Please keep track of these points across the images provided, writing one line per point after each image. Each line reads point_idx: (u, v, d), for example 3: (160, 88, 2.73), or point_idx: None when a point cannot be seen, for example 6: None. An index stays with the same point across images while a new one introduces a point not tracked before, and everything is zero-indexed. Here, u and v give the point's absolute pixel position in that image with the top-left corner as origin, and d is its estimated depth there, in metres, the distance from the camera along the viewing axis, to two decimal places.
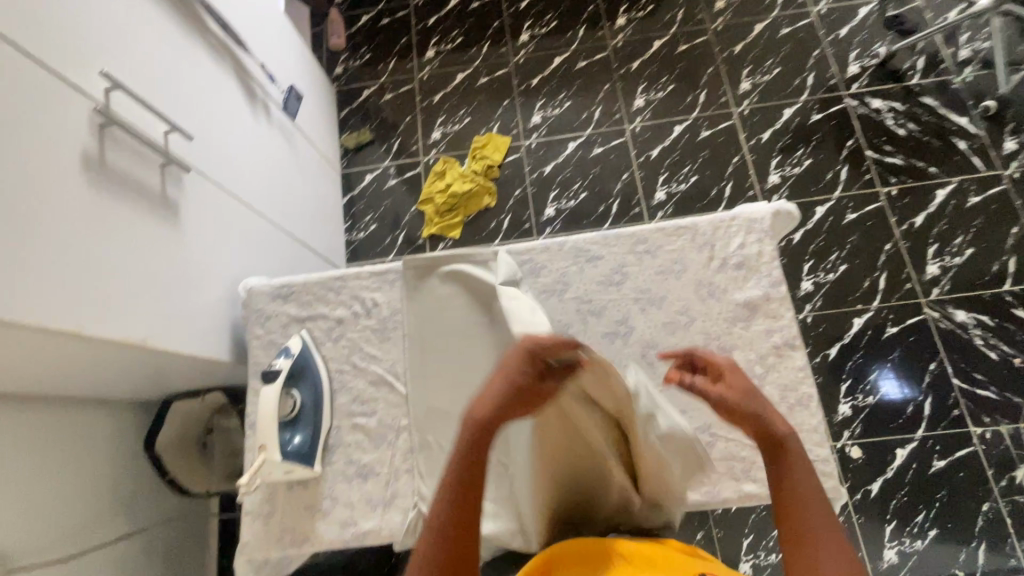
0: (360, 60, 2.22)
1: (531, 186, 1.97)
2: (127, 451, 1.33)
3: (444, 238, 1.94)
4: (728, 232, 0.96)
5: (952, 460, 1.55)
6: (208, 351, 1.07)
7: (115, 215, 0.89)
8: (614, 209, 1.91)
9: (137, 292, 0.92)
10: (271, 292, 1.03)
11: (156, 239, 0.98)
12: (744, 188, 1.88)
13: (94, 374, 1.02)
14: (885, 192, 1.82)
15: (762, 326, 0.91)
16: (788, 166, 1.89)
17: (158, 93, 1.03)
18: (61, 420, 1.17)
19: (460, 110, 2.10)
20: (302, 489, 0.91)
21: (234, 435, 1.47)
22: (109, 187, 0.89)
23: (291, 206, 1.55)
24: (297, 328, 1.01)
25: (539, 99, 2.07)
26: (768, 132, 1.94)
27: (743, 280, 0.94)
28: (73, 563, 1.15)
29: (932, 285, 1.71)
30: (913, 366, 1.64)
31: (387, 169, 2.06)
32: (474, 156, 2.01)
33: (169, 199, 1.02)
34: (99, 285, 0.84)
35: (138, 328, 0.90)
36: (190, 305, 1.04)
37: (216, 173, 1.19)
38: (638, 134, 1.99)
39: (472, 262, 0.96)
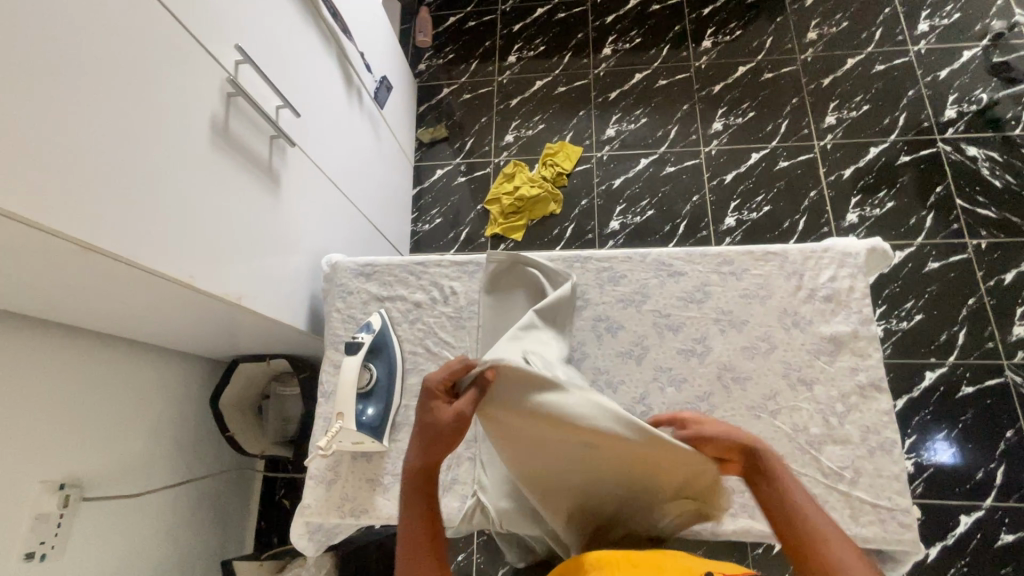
0: (444, 59, 2.29)
1: (599, 198, 1.97)
2: (193, 403, 1.40)
3: (506, 239, 1.97)
4: (819, 262, 0.94)
5: (1023, 536, 1.45)
6: (289, 316, 1.12)
7: (228, 178, 0.95)
8: (680, 229, 1.89)
9: (238, 252, 0.97)
10: (355, 269, 1.07)
11: (258, 205, 1.04)
12: (819, 224, 1.83)
13: (185, 324, 1.08)
14: (973, 244, 1.73)
15: (848, 363, 0.89)
16: (868, 206, 1.83)
17: (277, 71, 1.10)
18: (142, 365, 1.24)
19: (535, 116, 2.14)
20: (366, 462, 0.94)
21: (289, 403, 1.50)
22: (228, 152, 0.95)
23: (370, 190, 1.61)
24: (376, 306, 1.05)
25: (615, 113, 2.08)
26: (851, 169, 1.88)
27: (831, 314, 0.91)
28: (135, 501, 1.22)
29: (1017, 347, 1.61)
30: (987, 431, 1.55)
31: (458, 166, 2.11)
32: (546, 162, 2.03)
33: (274, 170, 1.09)
34: (208, 240, 0.90)
35: (235, 285, 0.96)
36: (277, 272, 1.09)
37: (315, 151, 1.25)
38: (713, 157, 1.96)
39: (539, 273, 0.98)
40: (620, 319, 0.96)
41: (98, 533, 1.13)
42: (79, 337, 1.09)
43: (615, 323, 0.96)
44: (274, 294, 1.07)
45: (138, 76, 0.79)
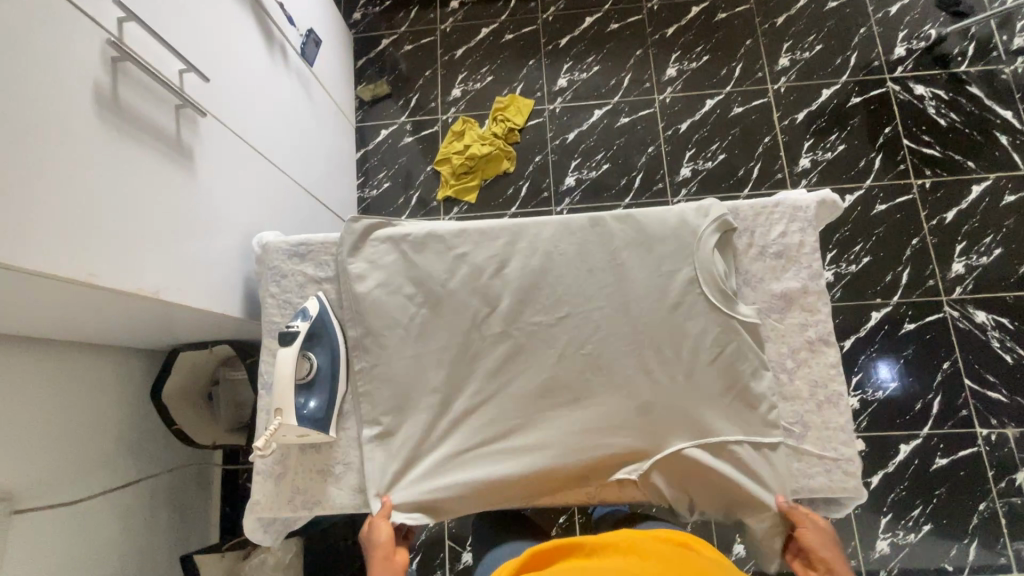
0: (380, 6, 2.10)
1: (553, 153, 1.89)
2: (133, 399, 1.32)
3: (459, 201, 1.88)
4: (770, 218, 0.92)
5: (954, 459, 1.56)
6: (220, 305, 1.04)
7: (128, 159, 0.85)
8: (636, 182, 1.84)
9: (148, 241, 0.87)
10: (288, 249, 0.99)
11: (170, 187, 0.93)
12: (773, 170, 1.82)
13: (99, 320, 0.98)
14: (918, 184, 1.76)
15: (797, 319, 0.88)
16: (820, 150, 1.82)
17: (173, 28, 0.96)
18: (65, 365, 1.15)
19: (482, 67, 2.01)
20: (315, 452, 0.90)
21: (241, 389, 1.47)
22: (120, 128, 0.83)
23: (306, 158, 1.49)
24: (315, 289, 0.98)
25: (567, 61, 1.98)
26: (803, 113, 1.86)
27: (781, 270, 0.90)
28: (79, 506, 1.16)
29: (955, 284, 1.68)
30: (926, 365, 1.63)
31: (403, 125, 1.98)
32: (496, 117, 1.93)
33: (185, 145, 0.97)
34: (109, 231, 0.80)
35: (150, 278, 0.87)
36: (204, 259, 1.00)
37: (233, 120, 1.12)
38: (668, 105, 1.91)
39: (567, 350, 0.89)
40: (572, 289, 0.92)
41: (41, 543, 1.07)
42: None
43: (568, 290, 0.91)
44: (202, 284, 0.99)
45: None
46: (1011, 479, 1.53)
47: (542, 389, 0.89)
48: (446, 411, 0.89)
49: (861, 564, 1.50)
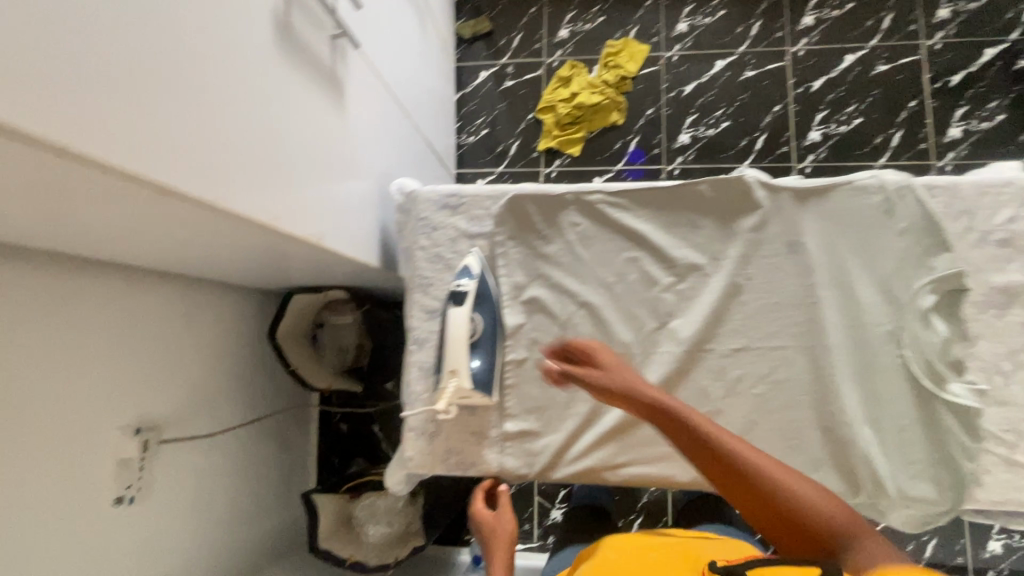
0: None
1: (667, 106, 1.75)
2: (249, 338, 1.33)
3: (561, 153, 1.78)
4: (997, 199, 0.80)
5: None
6: (360, 254, 1.01)
7: (295, 95, 0.79)
8: (758, 144, 1.70)
9: (311, 183, 0.84)
10: (439, 200, 0.93)
11: (326, 127, 0.88)
12: (915, 139, 1.64)
13: (246, 259, 0.97)
14: None
15: (1019, 317, 0.78)
16: (974, 119, 1.62)
17: None
18: (188, 302, 1.15)
19: (594, 6, 1.84)
20: (468, 414, 0.88)
21: (346, 333, 1.47)
22: (289, 58, 0.77)
23: (421, 100, 1.41)
24: (468, 244, 0.92)
25: (689, 3, 1.79)
26: (959, 75, 1.65)
27: (1005, 261, 0.79)
28: (208, 438, 1.20)
29: None
30: None
31: (504, 68, 1.85)
32: (607, 63, 1.78)
33: (338, 81, 0.90)
34: (283, 173, 0.76)
35: (312, 223, 0.84)
36: (348, 205, 0.96)
37: (374, 54, 1.04)
38: (800, 59, 1.72)
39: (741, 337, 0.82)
40: (754, 265, 0.84)
41: (179, 470, 1.12)
42: (118, 274, 0.99)
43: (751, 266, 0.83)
44: (346, 231, 0.95)
45: None
46: None
47: (714, 370, 0.83)
48: None
49: (969, 562, 1.45)
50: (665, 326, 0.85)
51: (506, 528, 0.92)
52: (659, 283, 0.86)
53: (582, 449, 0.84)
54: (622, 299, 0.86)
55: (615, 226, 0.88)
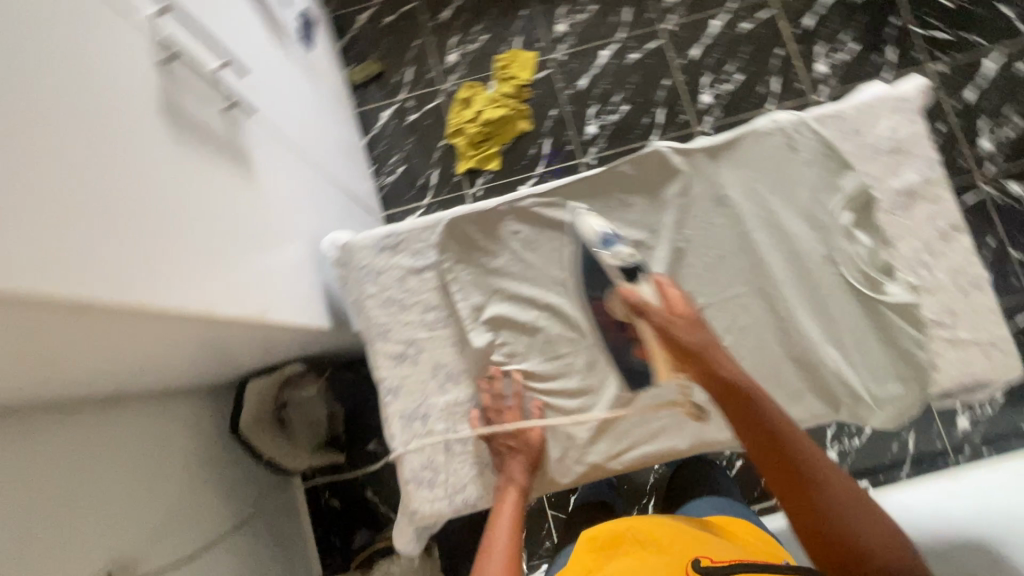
0: None
1: (568, 104, 1.82)
2: (208, 439, 1.24)
3: (482, 171, 1.80)
4: (876, 114, 0.89)
5: None
6: (309, 318, 0.97)
7: (198, 174, 0.75)
8: (659, 119, 1.79)
9: (242, 261, 0.80)
10: (375, 243, 0.92)
11: (239, 199, 0.84)
12: (791, 82, 1.79)
13: (191, 358, 0.91)
14: (934, 71, 1.77)
15: (925, 212, 0.86)
16: (834, 52, 1.80)
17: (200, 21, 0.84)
18: (133, 420, 1.07)
19: (474, 26, 1.89)
20: (461, 446, 0.86)
21: (314, 406, 1.41)
22: (186, 142, 0.74)
23: (329, 152, 1.38)
24: (417, 280, 0.90)
25: (561, 5, 1.88)
26: (811, 18, 1.82)
27: (898, 166, 0.87)
28: (195, 557, 1.11)
29: (986, 161, 1.71)
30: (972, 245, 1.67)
31: (404, 103, 1.86)
32: (501, 77, 1.83)
33: (240, 151, 0.87)
34: (209, 257, 0.73)
35: (255, 301, 0.80)
36: (282, 273, 0.92)
37: (271, 118, 1.02)
38: (674, 34, 1.84)
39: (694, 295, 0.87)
40: (690, 227, 0.88)
41: None
42: (50, 413, 0.90)
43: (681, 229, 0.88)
44: (288, 299, 0.91)
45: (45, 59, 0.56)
46: None
47: None
48: (589, 375, 0.86)
49: (947, 444, 1.57)
50: None
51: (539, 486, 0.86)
52: None
53: (584, 446, 0.85)
54: (578, 292, 0.88)
55: (552, 224, 0.90)
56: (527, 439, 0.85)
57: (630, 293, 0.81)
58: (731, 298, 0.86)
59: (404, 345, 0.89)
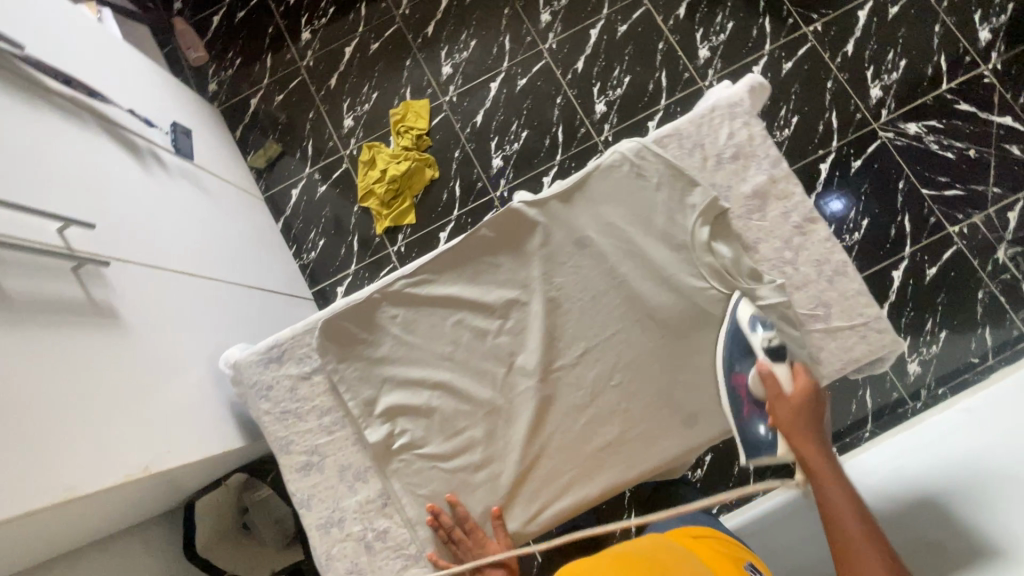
0: (232, 67, 1.96)
1: (469, 142, 1.83)
2: (172, 567, 1.22)
3: (400, 227, 1.80)
4: (713, 124, 0.90)
5: (941, 263, 1.64)
6: (217, 443, 0.96)
7: (51, 349, 0.74)
8: (560, 137, 1.81)
9: (116, 419, 0.78)
10: (261, 358, 0.91)
11: (110, 353, 0.83)
12: (679, 72, 1.81)
13: (99, 519, 0.88)
14: (812, 31, 1.79)
15: (778, 210, 0.87)
16: (713, 35, 1.82)
17: (27, 189, 0.83)
18: (104, 559, 1.07)
19: (363, 87, 1.90)
20: (382, 542, 0.86)
21: (273, 502, 1.41)
22: (28, 321, 0.72)
23: (231, 254, 1.37)
24: (308, 386, 0.90)
25: (442, 48, 1.90)
26: (684, 6, 1.84)
27: (744, 170, 0.89)
28: None
29: (880, 108, 1.73)
30: (885, 192, 1.69)
31: (311, 176, 1.87)
32: (398, 131, 1.84)
33: (101, 304, 0.86)
34: (73, 433, 0.71)
35: (135, 457, 0.78)
36: (177, 409, 0.91)
37: (138, 253, 1.01)
38: (556, 51, 1.86)
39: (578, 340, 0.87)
40: (558, 275, 0.89)
41: None
42: None
43: (552, 278, 0.89)
44: (188, 434, 0.90)
45: None
46: (995, 260, 1.62)
47: (572, 382, 0.87)
48: (492, 443, 0.86)
49: (903, 393, 1.60)
50: (513, 366, 0.88)
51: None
52: (489, 332, 0.89)
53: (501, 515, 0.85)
54: (465, 363, 0.88)
55: (427, 300, 0.90)
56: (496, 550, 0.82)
57: (761, 366, 0.81)
58: (611, 336, 0.87)
59: (307, 454, 0.89)
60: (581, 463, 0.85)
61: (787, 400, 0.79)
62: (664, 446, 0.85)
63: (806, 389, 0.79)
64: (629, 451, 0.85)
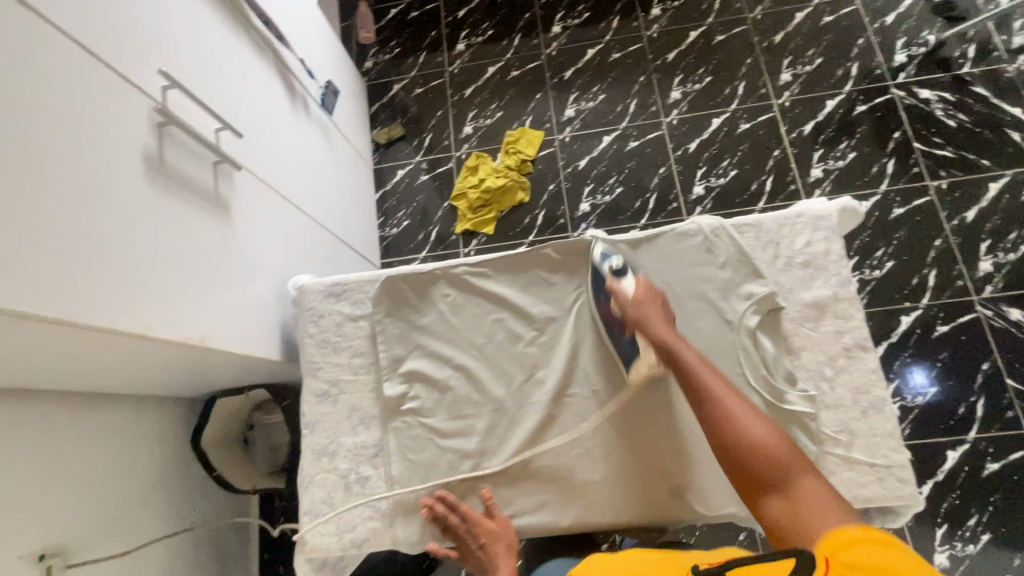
0: (390, 54, 2.22)
1: (566, 181, 1.94)
2: (174, 447, 1.34)
3: (477, 234, 1.92)
4: (794, 228, 0.93)
5: (1006, 462, 1.51)
6: (260, 350, 1.07)
7: (173, 215, 0.88)
8: (650, 204, 1.87)
9: (196, 290, 0.91)
10: (324, 290, 1.02)
11: (212, 238, 0.97)
12: (785, 182, 1.83)
13: (148, 373, 1.00)
14: (934, 186, 1.76)
15: (833, 327, 0.88)
16: (831, 159, 1.84)
17: (207, 92, 1.01)
18: (110, 416, 1.18)
19: (492, 104, 2.08)
20: (360, 488, 0.91)
21: (276, 430, 1.47)
22: (166, 186, 0.87)
23: (331, 202, 1.53)
24: (352, 327, 1.00)
25: (573, 92, 2.04)
26: (811, 125, 1.88)
27: (810, 280, 0.91)
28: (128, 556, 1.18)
29: (984, 282, 1.66)
30: (963, 367, 1.60)
31: (419, 164, 2.05)
32: (508, 151, 1.99)
33: (222, 198, 1.01)
34: (162, 285, 0.84)
35: (197, 328, 0.89)
36: (242, 306, 1.03)
37: (265, 171, 1.17)
38: (675, 127, 1.95)
39: (599, 376, 0.91)
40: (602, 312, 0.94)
41: None
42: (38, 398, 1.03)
43: (597, 314, 0.94)
44: (241, 330, 1.01)
45: (57, 119, 0.71)
46: None
47: (580, 412, 0.90)
48: (487, 437, 0.91)
49: None
50: (532, 376, 0.93)
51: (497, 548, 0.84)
52: (522, 339, 0.94)
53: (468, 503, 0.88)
54: (490, 359, 0.94)
55: (478, 292, 0.98)
56: (491, 527, 0.85)
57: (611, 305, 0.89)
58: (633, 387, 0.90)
59: (329, 384, 0.97)
60: (560, 494, 0.87)
61: (632, 298, 0.84)
62: (656, 508, 0.85)
63: (647, 286, 0.86)
64: (608, 500, 0.86)
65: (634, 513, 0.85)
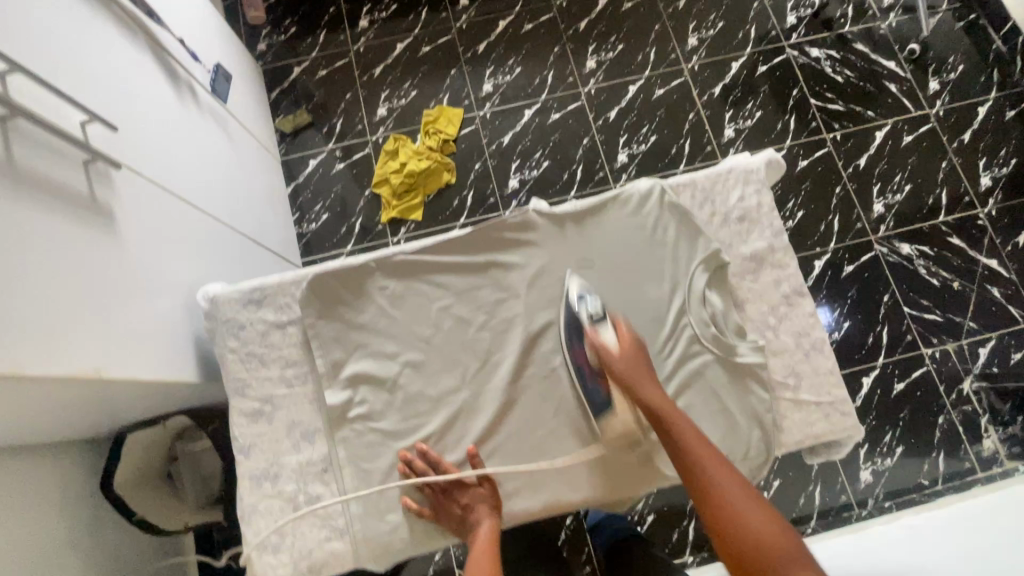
0: (285, 34, 2.02)
1: (491, 158, 1.88)
2: (82, 496, 1.16)
3: (404, 221, 1.83)
4: (726, 185, 0.95)
5: (910, 381, 1.68)
6: (174, 374, 0.93)
7: (37, 226, 0.73)
8: (578, 175, 1.87)
9: (81, 314, 0.76)
10: (240, 298, 0.90)
11: (93, 251, 0.82)
12: (702, 144, 1.90)
13: (31, 419, 0.84)
14: (830, 138, 1.90)
15: (770, 276, 0.91)
16: (741, 119, 1.92)
17: (61, 76, 0.84)
18: None
19: (404, 83, 1.97)
20: (312, 509, 0.83)
21: (206, 458, 1.32)
22: (22, 193, 0.72)
23: (237, 200, 1.37)
24: (280, 335, 0.90)
25: (488, 66, 1.98)
26: (720, 87, 1.96)
27: (747, 233, 0.93)
28: None
29: (879, 222, 1.82)
30: (869, 301, 1.75)
31: (332, 152, 1.90)
32: (427, 131, 1.89)
33: (100, 203, 0.85)
34: (34, 313, 0.69)
35: (87, 356, 0.75)
36: (143, 326, 0.89)
37: (149, 168, 1.01)
38: (593, 97, 1.94)
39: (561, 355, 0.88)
40: (552, 286, 0.91)
41: None
42: None
43: (546, 290, 0.91)
44: (146, 353, 0.88)
45: None
46: (959, 389, 1.67)
47: (541, 392, 0.87)
48: (446, 432, 0.85)
49: (851, 498, 1.60)
50: (487, 362, 0.88)
51: (482, 507, 0.81)
52: (471, 325, 0.89)
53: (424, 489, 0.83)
54: (441, 351, 0.88)
55: (419, 280, 0.91)
56: (479, 489, 0.82)
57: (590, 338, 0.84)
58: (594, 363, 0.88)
59: (260, 401, 0.87)
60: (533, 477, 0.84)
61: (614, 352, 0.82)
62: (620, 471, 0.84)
63: (629, 342, 0.83)
64: (584, 476, 0.84)
65: (569, 489, 0.84)
